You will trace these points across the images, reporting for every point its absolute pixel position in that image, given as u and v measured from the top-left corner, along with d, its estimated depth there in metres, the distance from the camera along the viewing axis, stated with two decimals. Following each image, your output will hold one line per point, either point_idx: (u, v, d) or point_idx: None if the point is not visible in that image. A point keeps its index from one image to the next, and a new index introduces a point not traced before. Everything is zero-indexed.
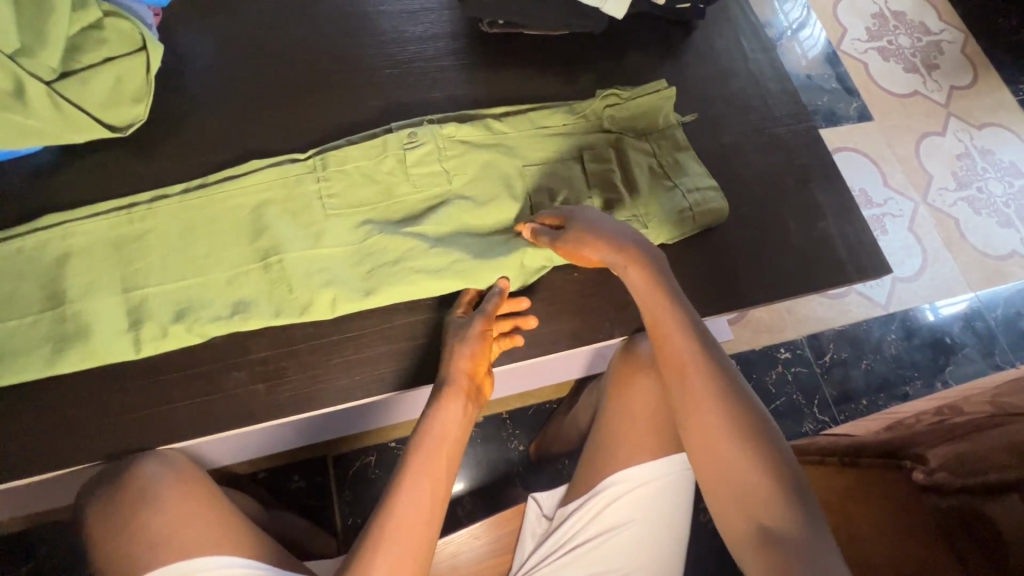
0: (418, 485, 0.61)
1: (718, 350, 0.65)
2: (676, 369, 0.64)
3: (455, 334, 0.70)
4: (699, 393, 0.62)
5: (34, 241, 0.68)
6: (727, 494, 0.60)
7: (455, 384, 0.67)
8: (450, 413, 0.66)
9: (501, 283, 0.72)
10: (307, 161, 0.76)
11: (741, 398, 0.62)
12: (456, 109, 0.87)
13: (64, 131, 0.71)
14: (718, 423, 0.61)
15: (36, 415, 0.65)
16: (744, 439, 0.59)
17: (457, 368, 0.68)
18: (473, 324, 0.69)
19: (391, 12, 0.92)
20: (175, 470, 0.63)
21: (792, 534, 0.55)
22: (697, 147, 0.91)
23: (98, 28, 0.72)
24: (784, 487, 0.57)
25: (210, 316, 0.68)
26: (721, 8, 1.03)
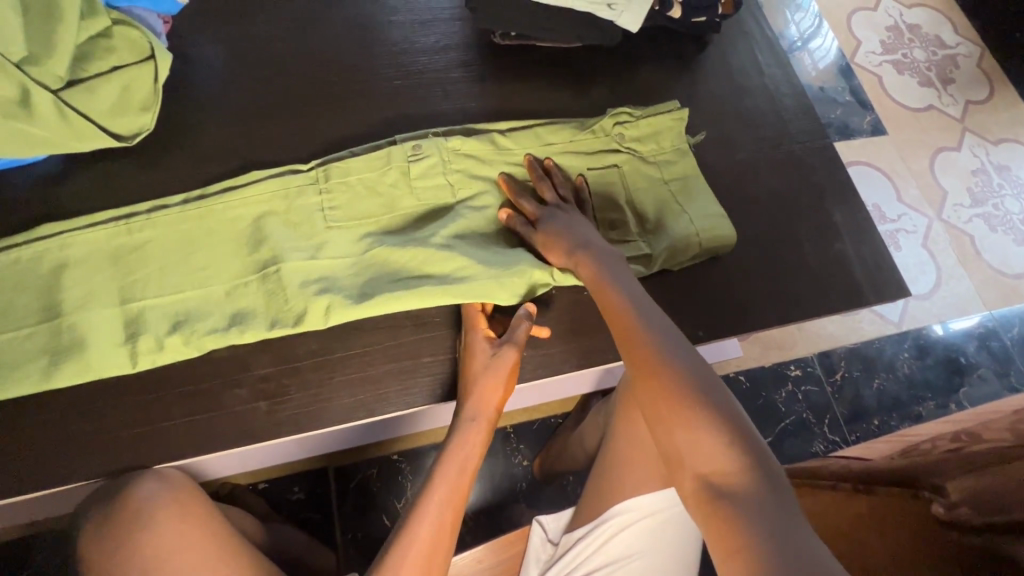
0: (440, 516, 0.61)
1: (660, 313, 0.64)
2: (622, 334, 0.63)
3: (481, 363, 0.68)
4: (642, 354, 0.60)
5: (33, 252, 0.67)
6: (671, 453, 0.56)
7: (478, 418, 0.67)
8: (471, 445, 0.66)
9: (529, 305, 0.71)
10: (311, 172, 0.75)
11: (684, 353, 0.59)
12: (465, 120, 0.85)
13: (69, 140, 0.70)
14: (660, 381, 0.58)
15: (32, 428, 0.64)
16: (685, 392, 0.56)
17: (485, 402, 0.67)
18: (503, 357, 0.68)
19: (401, 22, 0.91)
20: (170, 488, 0.61)
21: (740, 486, 0.51)
22: (710, 163, 0.90)
23: (107, 37, 0.71)
24: (730, 437, 0.53)
25: (207, 329, 0.66)
26: (735, 23, 1.02)
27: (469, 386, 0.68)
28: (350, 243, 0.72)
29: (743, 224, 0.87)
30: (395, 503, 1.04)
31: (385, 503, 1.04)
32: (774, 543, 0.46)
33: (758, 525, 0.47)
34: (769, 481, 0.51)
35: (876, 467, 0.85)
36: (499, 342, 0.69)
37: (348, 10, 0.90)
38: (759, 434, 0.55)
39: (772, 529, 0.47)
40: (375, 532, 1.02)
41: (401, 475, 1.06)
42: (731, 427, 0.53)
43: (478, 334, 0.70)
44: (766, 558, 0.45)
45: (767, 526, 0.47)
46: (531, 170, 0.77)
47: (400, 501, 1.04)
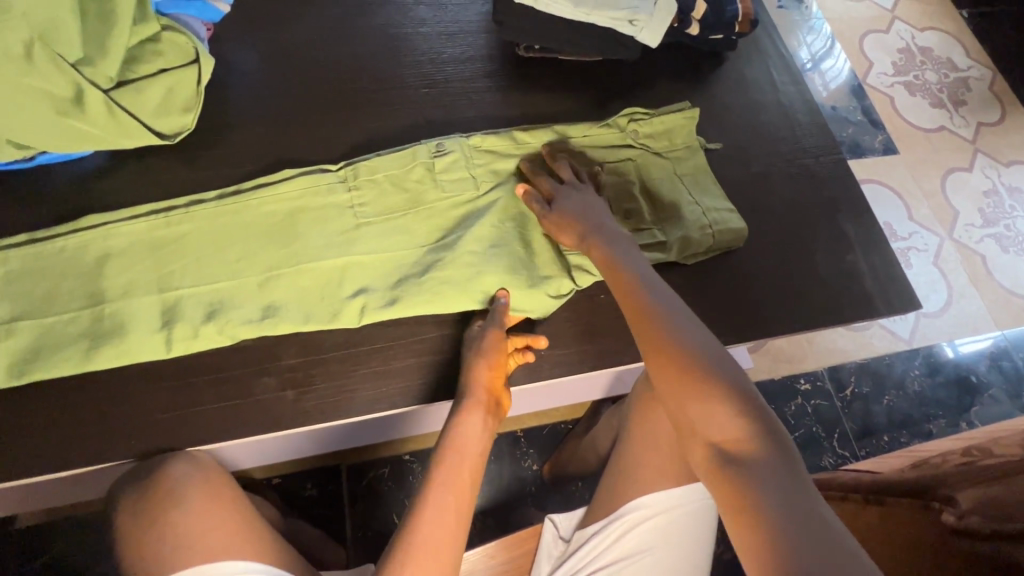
0: (445, 493, 0.60)
1: (667, 290, 0.66)
2: (632, 310, 0.64)
3: (472, 343, 0.71)
4: (651, 331, 0.62)
5: (77, 241, 0.71)
6: (684, 426, 0.58)
7: (478, 399, 0.68)
8: (472, 424, 0.66)
9: (501, 292, 0.73)
10: (340, 171, 0.78)
11: (692, 328, 0.62)
12: (488, 128, 0.89)
13: (116, 137, 0.74)
14: (671, 356, 0.60)
15: (69, 409, 0.67)
16: (694, 364, 0.59)
17: (483, 383, 0.69)
18: (493, 336, 0.71)
19: (429, 33, 0.95)
20: (202, 471, 0.65)
21: (750, 451, 0.53)
22: (724, 175, 0.92)
23: (154, 41, 0.75)
24: (740, 408, 0.56)
25: (240, 319, 0.69)
26: (752, 41, 1.05)
27: (469, 370, 0.69)
28: (377, 240, 0.75)
29: (757, 234, 0.89)
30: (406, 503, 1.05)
31: (396, 502, 1.06)
32: (785, 500, 0.49)
33: (769, 487, 0.50)
34: (779, 449, 0.53)
35: (886, 480, 0.86)
36: (489, 324, 0.72)
37: (380, 21, 0.94)
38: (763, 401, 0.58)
39: (783, 488, 0.50)
40: (385, 531, 1.04)
41: (412, 473, 1.07)
42: (740, 397, 0.56)
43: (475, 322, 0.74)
44: (780, 514, 0.48)
45: (778, 485, 0.50)
46: (548, 156, 0.82)
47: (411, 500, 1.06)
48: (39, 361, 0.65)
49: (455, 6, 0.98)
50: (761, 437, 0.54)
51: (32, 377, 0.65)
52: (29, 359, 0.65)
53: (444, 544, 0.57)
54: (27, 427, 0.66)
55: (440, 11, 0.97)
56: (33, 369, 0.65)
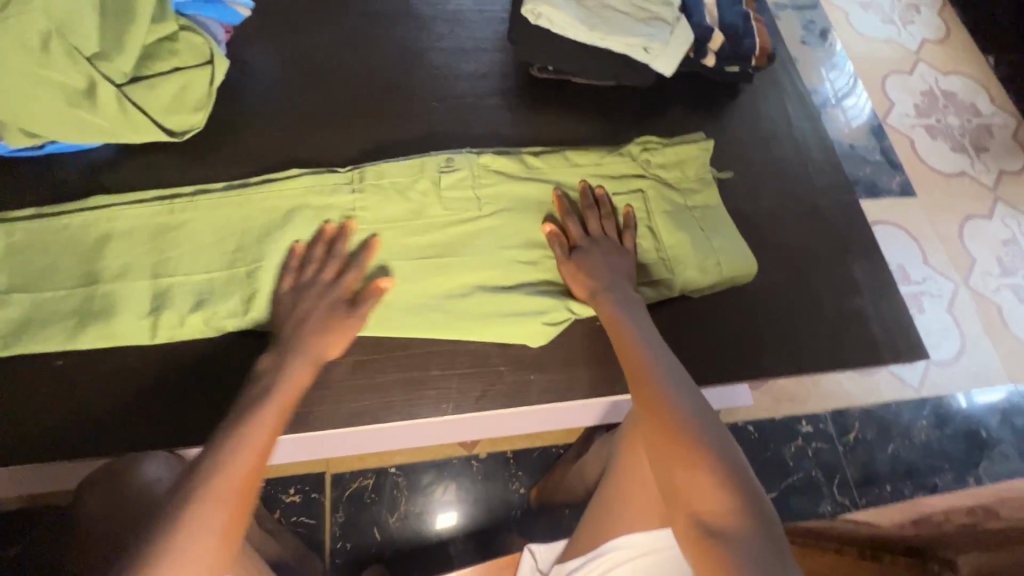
0: (210, 512, 0.50)
1: (671, 357, 0.67)
2: (633, 370, 0.66)
3: (322, 311, 0.67)
4: (650, 394, 0.63)
5: (80, 220, 0.72)
6: (670, 493, 0.58)
7: (279, 402, 0.60)
8: (262, 425, 0.57)
9: (384, 280, 0.70)
10: (346, 173, 0.78)
11: (692, 396, 0.62)
12: (497, 145, 0.88)
13: (123, 130, 0.74)
14: (665, 422, 0.60)
15: (56, 383, 0.69)
16: (686, 432, 0.58)
17: (291, 384, 0.62)
18: (346, 324, 0.67)
19: (445, 48, 0.95)
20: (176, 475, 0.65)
21: (733, 527, 0.53)
22: (733, 207, 0.91)
23: (172, 40, 0.76)
24: (727, 480, 0.55)
25: (229, 313, 0.70)
26: (770, 74, 1.04)
27: (288, 360, 0.64)
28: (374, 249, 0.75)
29: (763, 270, 0.87)
30: (387, 517, 1.03)
31: (378, 516, 1.04)
32: None
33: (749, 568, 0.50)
34: (765, 530, 0.52)
35: (884, 533, 0.82)
36: (348, 307, 0.69)
37: (398, 33, 0.95)
38: (756, 477, 0.57)
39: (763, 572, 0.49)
40: (365, 544, 1.02)
41: (396, 488, 1.05)
42: (730, 470, 0.56)
43: (348, 274, 0.70)
44: None
45: (757, 566, 0.50)
46: (583, 196, 0.80)
47: (393, 516, 1.04)
48: (29, 334, 0.68)
49: (474, 22, 0.98)
50: (748, 520, 0.53)
51: (20, 347, 0.68)
52: (19, 332, 0.68)
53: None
54: (20, 400, 0.68)
55: (459, 27, 0.97)
56: (22, 341, 0.68)
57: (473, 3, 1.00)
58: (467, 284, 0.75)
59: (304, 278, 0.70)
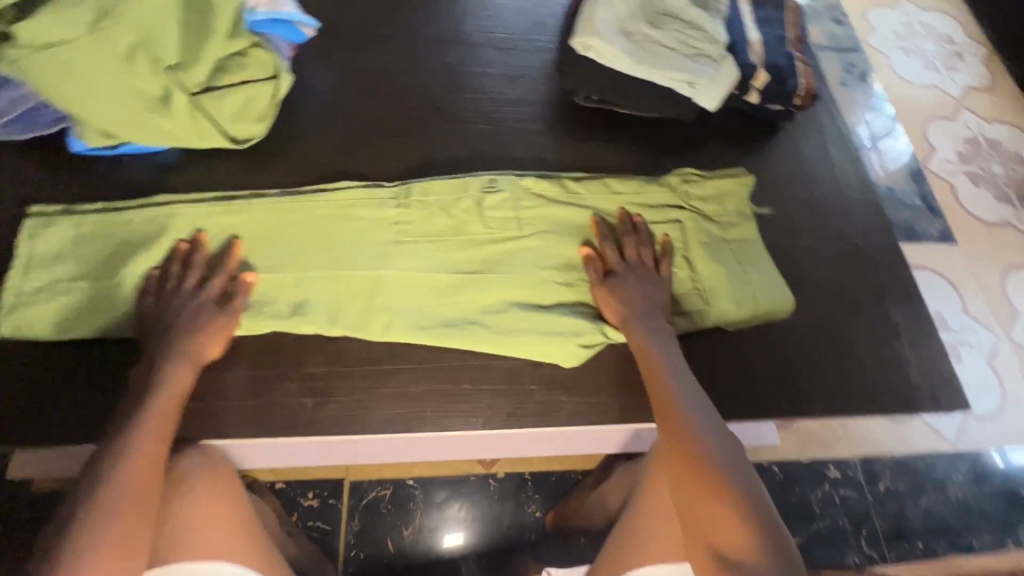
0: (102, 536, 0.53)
1: (696, 388, 0.67)
2: (659, 400, 0.66)
3: (192, 314, 0.68)
4: (675, 425, 0.63)
5: (143, 217, 0.76)
6: (689, 523, 0.59)
7: (162, 411, 0.62)
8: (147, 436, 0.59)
9: (250, 277, 0.72)
10: (393, 188, 0.82)
11: (717, 430, 0.62)
12: (538, 169, 0.90)
13: (191, 135, 0.79)
14: (690, 452, 0.60)
15: (108, 370, 0.72)
16: (710, 465, 0.59)
17: (169, 391, 0.63)
18: (220, 324, 0.69)
19: (493, 74, 0.99)
20: (212, 467, 0.66)
21: (754, 564, 0.53)
22: (770, 243, 0.91)
23: (243, 55, 0.81)
24: (749, 516, 0.55)
25: (272, 313, 0.73)
26: (811, 114, 1.05)
27: (166, 367, 0.64)
28: (415, 262, 0.77)
29: (798, 308, 0.87)
30: (402, 530, 1.04)
31: (393, 528, 1.04)
32: None
33: None
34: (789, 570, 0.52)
35: None
36: (219, 307, 0.70)
37: (448, 58, 0.99)
38: (779, 515, 0.57)
39: None
40: (378, 556, 1.02)
41: (413, 501, 1.06)
42: (752, 506, 0.56)
43: (215, 278, 0.71)
44: None
45: None
46: (620, 223, 0.82)
47: (407, 529, 1.04)
48: (90, 320, 0.72)
49: (522, 51, 1.02)
50: (771, 558, 0.53)
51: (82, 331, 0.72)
52: (80, 317, 0.72)
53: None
54: (75, 383, 0.72)
55: (507, 55, 1.01)
56: (81, 326, 0.72)
57: (523, 32, 1.04)
58: (503, 302, 0.76)
59: (166, 288, 0.70)
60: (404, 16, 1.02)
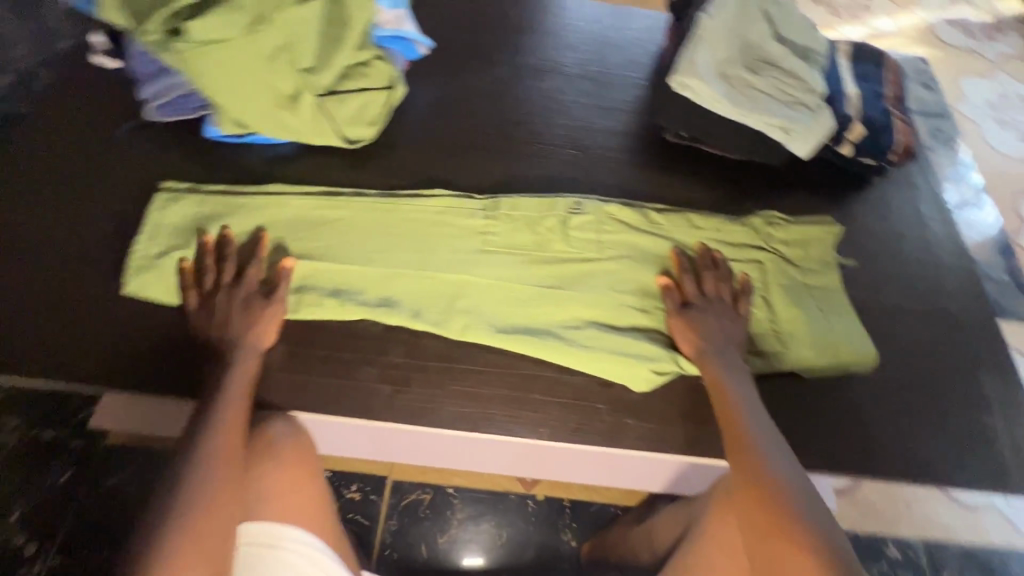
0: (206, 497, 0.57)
1: (768, 423, 0.67)
2: (731, 433, 0.66)
3: (239, 306, 0.72)
4: (747, 460, 0.63)
5: (258, 202, 0.83)
6: (761, 560, 0.59)
7: (236, 393, 0.66)
8: (228, 412, 0.65)
9: (285, 262, 0.75)
10: (483, 200, 0.85)
11: (791, 469, 0.62)
12: (622, 197, 0.93)
13: (310, 132, 0.86)
14: (764, 490, 0.60)
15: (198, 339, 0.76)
16: (785, 505, 0.58)
17: (240, 372, 0.68)
18: (271, 310, 0.73)
19: (585, 104, 1.03)
20: (296, 435, 0.71)
21: None
22: (853, 295, 0.89)
23: (365, 65, 0.89)
24: (828, 560, 0.54)
25: (361, 301, 0.77)
26: (902, 172, 1.03)
27: (237, 353, 0.70)
28: (499, 269, 0.80)
29: (880, 363, 0.84)
30: (437, 537, 1.04)
31: (428, 533, 1.04)
32: None
33: None
34: None
35: None
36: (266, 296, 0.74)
37: (544, 86, 1.04)
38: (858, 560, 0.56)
39: None
40: (411, 558, 1.02)
41: (451, 509, 1.06)
42: (830, 549, 0.55)
43: (254, 271, 0.74)
44: None
45: None
46: (701, 256, 0.82)
47: (443, 536, 1.04)
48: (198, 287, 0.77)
49: (614, 85, 1.06)
50: None
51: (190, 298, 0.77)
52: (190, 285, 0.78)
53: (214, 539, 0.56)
54: (178, 344, 0.78)
55: (600, 88, 1.06)
56: None
57: (618, 69, 1.08)
58: (580, 319, 0.78)
59: (208, 287, 0.74)
60: (505, 44, 1.09)
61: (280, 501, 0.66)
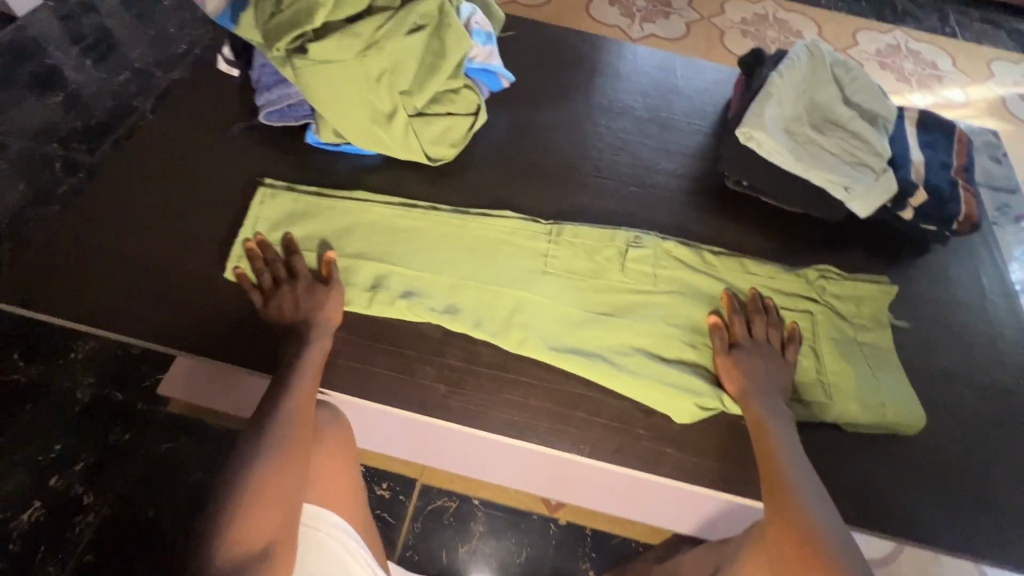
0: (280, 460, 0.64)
1: (809, 470, 0.68)
2: (772, 475, 0.67)
3: (303, 291, 0.80)
4: (786, 502, 0.64)
5: (346, 205, 0.92)
6: None
7: (311, 367, 0.74)
8: (304, 382, 0.72)
9: (329, 255, 0.84)
10: (547, 225, 0.91)
11: (831, 516, 0.62)
12: (678, 236, 0.97)
13: (399, 147, 0.95)
14: (804, 532, 0.61)
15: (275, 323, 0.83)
16: (826, 550, 0.59)
17: (316, 349, 0.76)
18: (329, 294, 0.81)
19: (650, 146, 1.09)
20: (338, 424, 0.76)
21: None
22: (905, 358, 0.89)
23: (454, 92, 0.98)
24: None
25: (428, 305, 0.83)
26: (965, 242, 1.03)
27: (314, 332, 0.77)
28: (556, 291, 0.85)
29: (928, 430, 0.83)
30: (458, 545, 1.07)
31: (450, 540, 1.07)
32: None
33: None
34: None
35: None
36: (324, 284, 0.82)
37: (613, 126, 1.11)
38: None
39: None
40: (431, 563, 1.05)
41: (475, 520, 1.09)
42: None
43: (302, 263, 0.83)
44: None
45: None
46: (752, 301, 0.84)
47: (464, 546, 1.07)
48: None
49: (680, 131, 1.12)
50: None
51: None
52: None
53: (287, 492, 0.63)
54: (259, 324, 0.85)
55: (666, 132, 1.11)
56: None
57: (685, 116, 1.14)
58: (630, 347, 0.81)
59: (267, 285, 0.81)
60: (580, 84, 1.16)
61: (321, 485, 0.73)
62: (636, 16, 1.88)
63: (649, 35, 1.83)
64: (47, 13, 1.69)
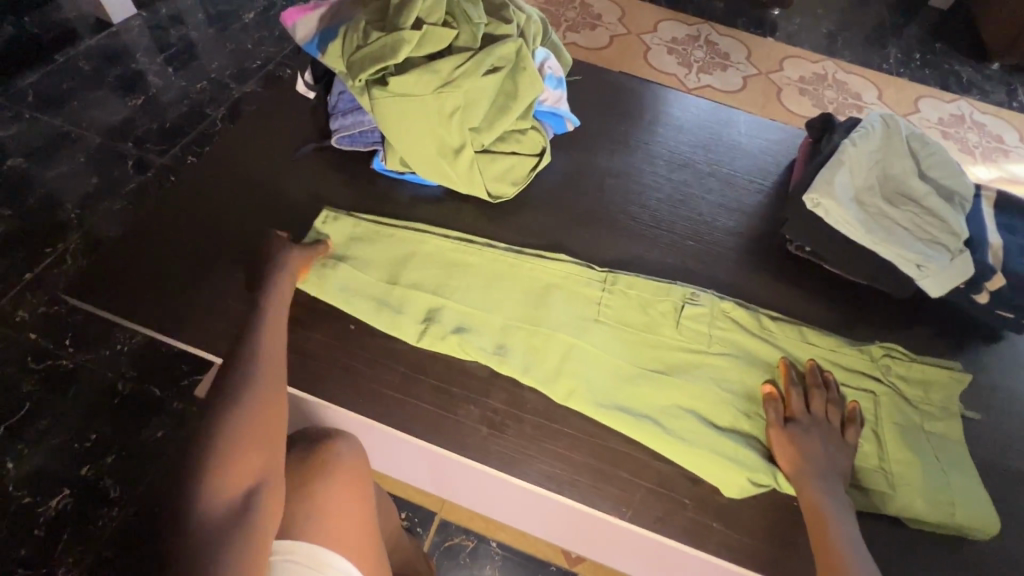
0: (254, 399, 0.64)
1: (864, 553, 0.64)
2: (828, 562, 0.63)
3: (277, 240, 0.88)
4: None
5: (406, 235, 0.93)
6: None
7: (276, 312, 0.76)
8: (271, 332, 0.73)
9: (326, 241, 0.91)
10: (602, 273, 0.90)
11: None
12: (735, 297, 0.94)
13: (462, 183, 0.97)
14: None
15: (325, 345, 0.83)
16: None
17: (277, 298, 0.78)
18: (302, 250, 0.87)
19: (711, 202, 1.07)
20: (353, 454, 0.76)
21: None
22: (973, 451, 0.83)
23: (520, 133, 1.00)
24: None
25: (477, 344, 0.82)
26: None
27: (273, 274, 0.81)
28: (607, 342, 0.83)
29: (1002, 536, 0.76)
30: None
31: None
32: None
33: None
34: None
35: None
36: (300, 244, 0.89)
37: (672, 176, 1.10)
38: None
39: None
40: None
41: (491, 563, 1.05)
42: None
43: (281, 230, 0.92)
44: None
45: None
46: (811, 373, 0.81)
47: None
48: (342, 299, 0.86)
49: (742, 189, 1.10)
50: None
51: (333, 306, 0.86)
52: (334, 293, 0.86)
53: (269, 428, 0.63)
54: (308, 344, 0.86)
55: (728, 189, 1.10)
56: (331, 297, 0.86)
57: (746, 173, 1.13)
58: (681, 409, 0.78)
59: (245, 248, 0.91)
60: (642, 132, 1.17)
61: (335, 525, 0.70)
62: (692, 66, 1.90)
63: (705, 86, 1.85)
64: (139, 22, 1.81)
